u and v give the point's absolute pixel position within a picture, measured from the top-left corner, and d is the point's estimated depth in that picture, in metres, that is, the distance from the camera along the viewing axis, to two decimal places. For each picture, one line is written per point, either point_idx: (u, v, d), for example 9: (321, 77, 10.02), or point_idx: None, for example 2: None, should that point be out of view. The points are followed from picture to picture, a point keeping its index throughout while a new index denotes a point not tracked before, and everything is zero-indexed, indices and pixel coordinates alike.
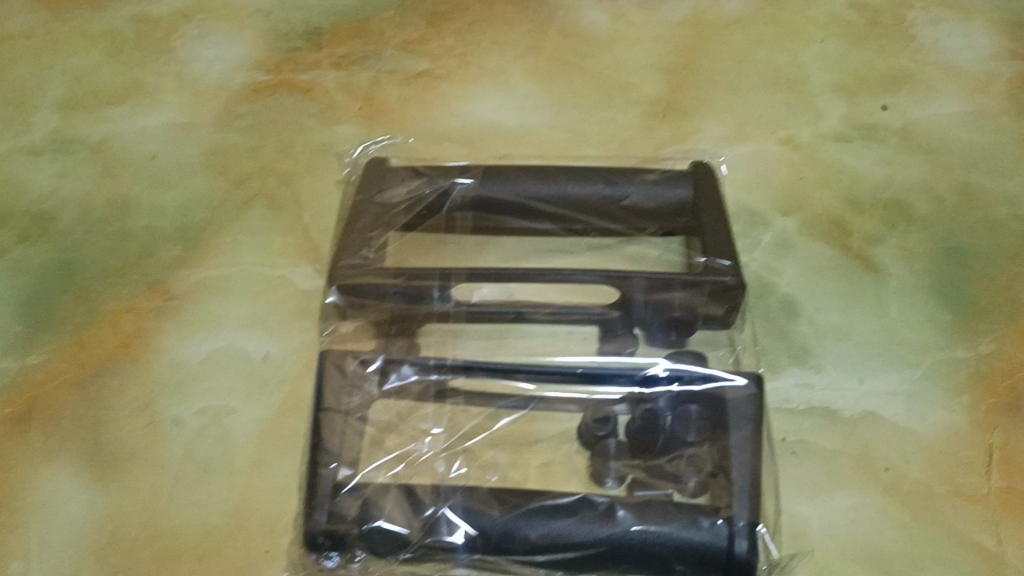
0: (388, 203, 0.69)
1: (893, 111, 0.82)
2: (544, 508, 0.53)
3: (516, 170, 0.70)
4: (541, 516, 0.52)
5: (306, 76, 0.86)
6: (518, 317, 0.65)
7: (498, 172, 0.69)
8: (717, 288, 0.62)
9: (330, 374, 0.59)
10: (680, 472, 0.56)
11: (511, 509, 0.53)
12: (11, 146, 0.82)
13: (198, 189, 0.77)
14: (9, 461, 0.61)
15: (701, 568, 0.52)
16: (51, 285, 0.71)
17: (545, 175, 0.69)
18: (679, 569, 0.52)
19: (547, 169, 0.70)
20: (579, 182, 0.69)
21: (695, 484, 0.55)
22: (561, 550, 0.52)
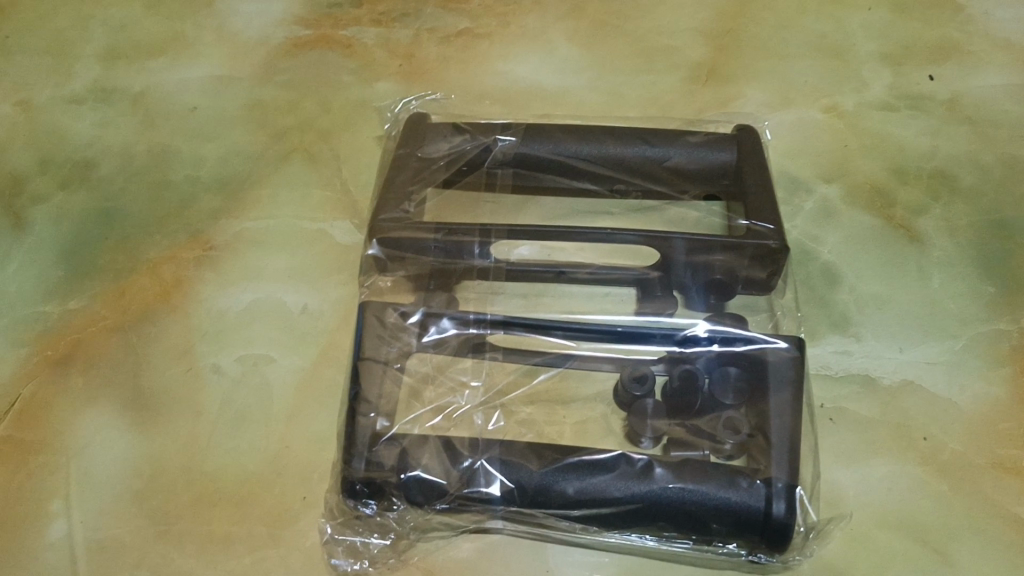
0: (429, 159, 0.69)
1: (940, 81, 0.81)
2: (581, 464, 0.53)
3: (558, 128, 0.70)
4: (578, 471, 0.53)
5: (346, 32, 0.86)
6: (558, 275, 0.64)
7: (540, 130, 0.69)
8: (759, 252, 0.61)
9: (370, 325, 0.59)
10: (717, 432, 0.55)
11: (549, 463, 0.53)
12: (53, 95, 0.82)
13: (237, 142, 0.77)
14: (50, 402, 0.62)
15: (738, 528, 0.51)
16: (93, 232, 0.71)
17: (587, 135, 0.69)
18: (715, 529, 0.51)
19: (589, 128, 0.70)
20: (621, 142, 0.68)
21: (732, 445, 0.55)
22: (598, 505, 0.52)
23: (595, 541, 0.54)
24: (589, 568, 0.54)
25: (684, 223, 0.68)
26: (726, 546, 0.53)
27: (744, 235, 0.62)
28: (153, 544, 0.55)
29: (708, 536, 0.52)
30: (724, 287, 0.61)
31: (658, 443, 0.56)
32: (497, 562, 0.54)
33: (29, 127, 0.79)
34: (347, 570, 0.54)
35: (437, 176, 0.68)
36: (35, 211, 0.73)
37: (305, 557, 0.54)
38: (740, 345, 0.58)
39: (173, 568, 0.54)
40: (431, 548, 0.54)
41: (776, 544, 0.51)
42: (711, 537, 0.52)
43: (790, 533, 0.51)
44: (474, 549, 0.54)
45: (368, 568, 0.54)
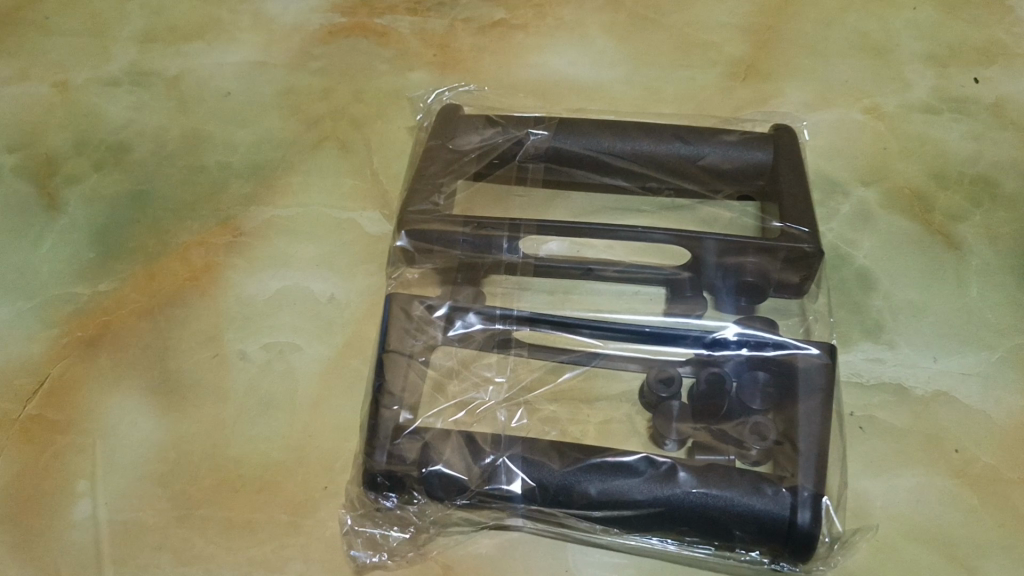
0: (461, 152, 0.68)
1: (985, 84, 0.79)
2: (604, 466, 0.52)
3: (592, 123, 0.69)
4: (600, 472, 0.52)
5: (381, 21, 0.86)
6: (588, 274, 0.64)
7: (573, 125, 0.69)
8: (793, 255, 0.60)
9: (395, 320, 0.59)
10: (743, 437, 0.54)
11: (572, 463, 0.53)
12: (90, 76, 0.83)
13: (271, 128, 0.77)
14: (78, 382, 0.63)
15: (762, 537, 0.50)
16: (125, 215, 0.72)
17: (621, 131, 0.68)
18: (738, 536, 0.50)
19: (623, 124, 0.69)
20: (656, 139, 0.67)
21: (758, 451, 0.54)
22: (619, 507, 0.51)
23: (615, 543, 0.53)
24: (608, 568, 0.53)
25: (718, 221, 0.67)
26: (748, 553, 0.52)
27: (777, 239, 0.61)
28: (175, 528, 0.55)
29: (730, 542, 0.51)
30: (755, 288, 0.60)
31: (684, 447, 0.56)
32: (515, 559, 0.53)
33: (66, 107, 0.80)
34: (367, 563, 0.53)
35: (468, 168, 0.68)
36: (69, 192, 0.74)
37: (323, 546, 0.54)
38: (769, 350, 0.57)
39: (194, 552, 0.54)
40: (450, 543, 0.54)
41: (800, 553, 0.50)
42: (733, 543, 0.51)
43: (813, 544, 0.50)
44: (493, 545, 0.54)
45: (387, 560, 0.53)
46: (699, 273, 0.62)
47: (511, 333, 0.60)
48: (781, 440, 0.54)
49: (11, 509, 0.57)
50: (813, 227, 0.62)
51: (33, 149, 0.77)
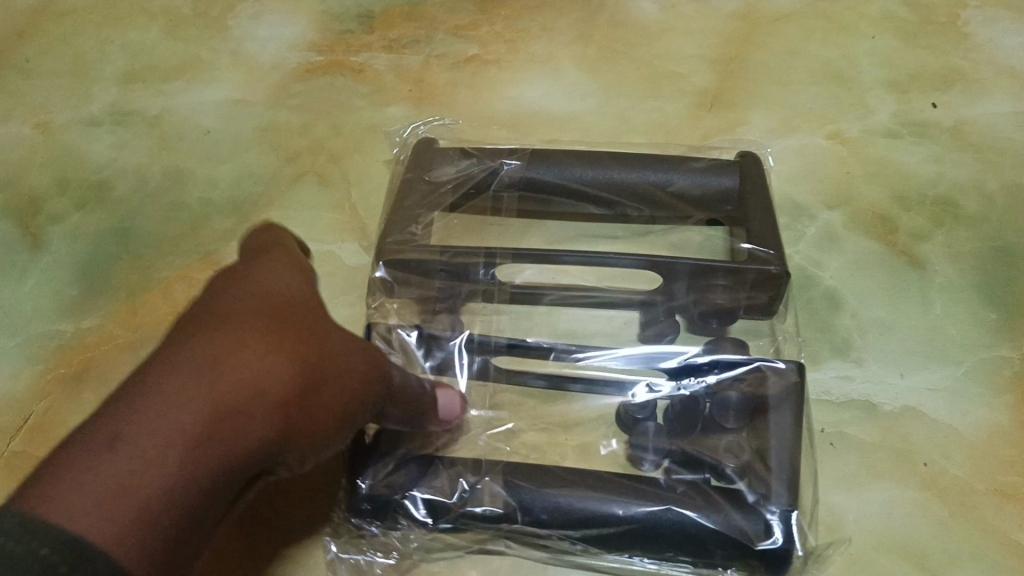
0: (438, 187, 0.70)
1: (944, 108, 0.82)
2: (583, 486, 0.54)
3: (564, 153, 0.71)
4: (579, 492, 0.53)
5: (358, 57, 0.87)
6: (568, 301, 0.66)
7: (546, 155, 0.71)
8: (760, 277, 0.62)
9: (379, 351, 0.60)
10: (717, 454, 0.56)
11: (551, 484, 0.54)
12: (71, 117, 0.84)
13: (251, 164, 0.79)
14: (63, 419, 0.63)
15: (739, 552, 0.52)
16: (108, 252, 0.73)
17: (593, 160, 0.70)
18: (716, 553, 0.52)
19: (596, 153, 0.71)
20: (626, 168, 0.69)
21: (734, 468, 0.55)
22: (602, 529, 0.52)
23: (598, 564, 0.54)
24: None
25: (692, 242, 0.70)
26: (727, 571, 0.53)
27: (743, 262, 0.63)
28: None
29: (709, 560, 0.52)
30: (726, 311, 0.62)
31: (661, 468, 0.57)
32: None
33: (48, 148, 0.81)
34: None
35: (444, 202, 0.70)
36: (52, 231, 0.75)
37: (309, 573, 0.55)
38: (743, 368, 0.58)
39: None
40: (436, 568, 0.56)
41: (775, 567, 0.52)
42: (712, 561, 0.52)
43: (788, 557, 0.51)
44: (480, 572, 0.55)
45: None
46: (670, 298, 0.63)
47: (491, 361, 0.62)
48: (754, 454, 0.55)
49: None
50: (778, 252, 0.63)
51: (16, 188, 0.78)
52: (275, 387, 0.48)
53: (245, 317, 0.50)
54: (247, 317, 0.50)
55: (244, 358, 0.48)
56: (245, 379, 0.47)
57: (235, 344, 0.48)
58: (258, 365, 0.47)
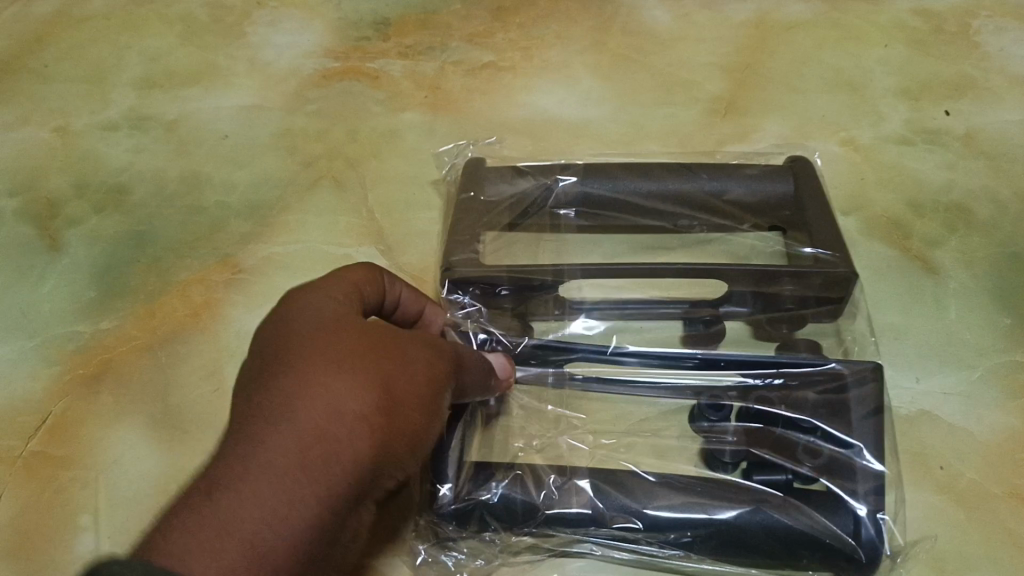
0: (495, 201, 0.70)
1: (956, 116, 0.82)
2: (669, 487, 0.54)
3: (618, 167, 0.72)
4: (666, 493, 0.54)
5: (373, 64, 0.88)
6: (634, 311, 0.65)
7: (599, 171, 0.72)
8: (827, 280, 0.61)
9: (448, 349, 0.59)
10: (797, 455, 0.56)
11: (637, 489, 0.55)
12: (89, 122, 0.85)
13: (268, 169, 0.79)
14: (81, 419, 0.64)
15: (827, 553, 0.51)
16: (126, 255, 0.74)
17: (647, 172, 0.70)
18: (803, 555, 0.52)
19: (648, 166, 0.72)
20: (681, 178, 0.70)
21: (811, 467, 0.55)
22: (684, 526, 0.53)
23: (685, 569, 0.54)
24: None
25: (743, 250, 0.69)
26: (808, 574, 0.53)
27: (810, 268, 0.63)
28: None
29: (796, 564, 0.52)
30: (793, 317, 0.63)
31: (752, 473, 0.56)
32: None
33: (67, 151, 0.82)
34: None
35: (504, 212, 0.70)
36: (70, 233, 0.76)
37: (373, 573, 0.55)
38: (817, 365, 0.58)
39: None
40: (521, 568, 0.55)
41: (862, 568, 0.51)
42: (801, 564, 0.52)
43: (877, 559, 0.52)
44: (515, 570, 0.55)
45: None
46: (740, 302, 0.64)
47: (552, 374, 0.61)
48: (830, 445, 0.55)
49: (16, 541, 0.58)
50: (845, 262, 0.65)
51: (35, 191, 0.79)
52: (359, 411, 0.43)
53: (333, 334, 0.46)
54: (342, 325, 0.47)
55: (332, 384, 0.43)
56: (340, 398, 0.43)
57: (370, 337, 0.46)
58: (398, 356, 0.46)
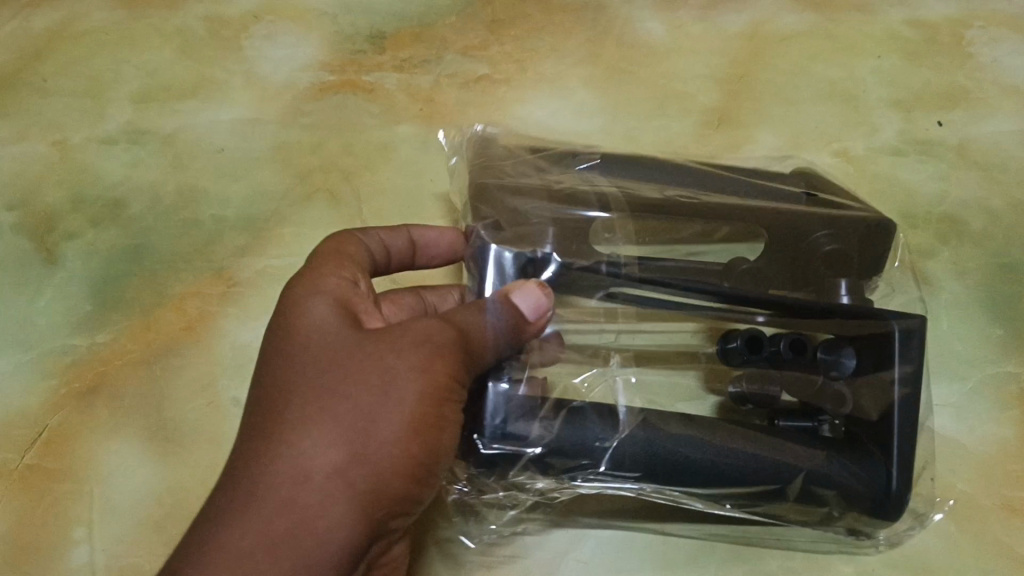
0: (517, 184, 0.65)
1: (949, 127, 0.82)
2: (722, 436, 0.56)
3: (635, 160, 0.72)
4: (719, 442, 0.56)
5: (369, 77, 0.87)
6: (665, 265, 0.63)
7: (619, 162, 0.71)
8: (852, 228, 0.65)
9: (484, 267, 0.58)
10: (821, 398, 0.59)
11: (689, 432, 0.56)
12: (86, 136, 0.85)
13: (265, 182, 0.80)
14: (77, 431, 0.67)
15: (852, 505, 0.56)
16: (122, 269, 0.75)
17: (666, 169, 0.71)
18: (827, 505, 0.57)
19: (664, 164, 0.72)
20: (699, 173, 0.70)
21: (830, 407, 0.59)
22: (725, 475, 0.55)
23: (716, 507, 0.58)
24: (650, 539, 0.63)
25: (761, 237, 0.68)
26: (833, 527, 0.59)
27: (834, 246, 0.65)
28: None
29: (819, 511, 0.57)
30: (826, 288, 0.64)
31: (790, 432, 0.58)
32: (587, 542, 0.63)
33: (64, 166, 0.82)
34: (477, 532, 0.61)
35: (530, 195, 0.64)
36: (68, 247, 0.77)
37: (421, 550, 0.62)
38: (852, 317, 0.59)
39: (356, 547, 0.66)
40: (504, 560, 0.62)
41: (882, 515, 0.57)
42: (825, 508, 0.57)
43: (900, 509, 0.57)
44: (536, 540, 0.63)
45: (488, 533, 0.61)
46: (771, 268, 0.65)
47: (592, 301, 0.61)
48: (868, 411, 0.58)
49: (20, 546, 0.63)
50: (881, 234, 0.65)
51: (34, 206, 0.80)
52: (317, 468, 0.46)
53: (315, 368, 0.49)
54: (321, 354, 0.49)
55: (302, 437, 0.47)
56: (325, 447, 0.47)
57: (338, 390, 0.48)
58: (363, 404, 0.47)
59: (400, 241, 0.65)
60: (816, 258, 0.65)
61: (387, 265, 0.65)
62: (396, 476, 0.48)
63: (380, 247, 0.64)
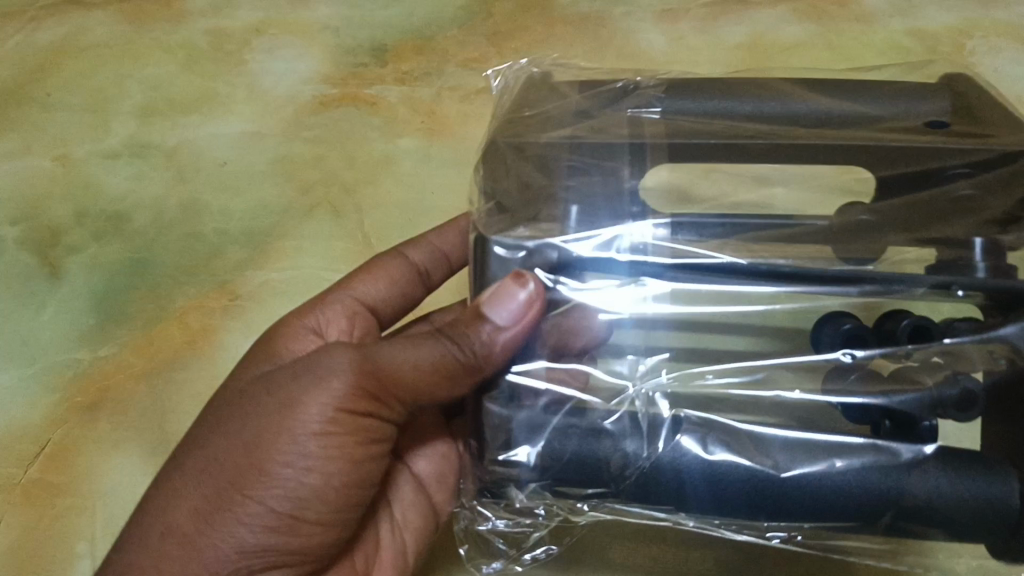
0: (548, 138, 0.53)
1: None
2: (809, 445, 0.44)
3: (711, 85, 0.58)
4: (807, 453, 0.44)
5: (371, 90, 0.87)
6: (721, 225, 0.50)
7: (693, 89, 0.57)
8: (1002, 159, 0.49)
9: (489, 260, 0.47)
10: (940, 406, 0.43)
11: (774, 449, 0.44)
12: (90, 150, 0.85)
13: (267, 196, 0.80)
14: (80, 446, 0.68)
15: (982, 529, 0.42)
16: (125, 283, 0.75)
17: (759, 94, 0.56)
18: (944, 532, 0.43)
19: (755, 86, 0.57)
20: (800, 96, 0.56)
21: (962, 412, 0.43)
22: (813, 508, 0.43)
23: (817, 535, 0.47)
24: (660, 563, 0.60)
25: (840, 181, 0.56)
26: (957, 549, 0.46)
27: (968, 189, 0.49)
28: None
29: (939, 536, 0.43)
30: (955, 246, 0.47)
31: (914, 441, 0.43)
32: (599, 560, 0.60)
33: (67, 181, 0.83)
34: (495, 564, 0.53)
35: (555, 154, 0.52)
36: (71, 261, 0.77)
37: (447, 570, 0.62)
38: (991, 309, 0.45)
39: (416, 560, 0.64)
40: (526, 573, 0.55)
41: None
42: (947, 536, 0.43)
43: None
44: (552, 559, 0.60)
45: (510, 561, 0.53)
46: (884, 214, 0.49)
47: (625, 287, 0.46)
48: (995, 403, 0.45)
49: (22, 560, 0.64)
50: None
51: (37, 220, 0.80)
52: (177, 509, 0.49)
53: (228, 406, 0.52)
54: (237, 395, 0.53)
55: (177, 479, 0.50)
56: (170, 500, 0.49)
57: (198, 442, 0.51)
58: (211, 453, 0.50)
59: (453, 242, 0.66)
60: (941, 198, 0.49)
61: (445, 271, 0.67)
62: (240, 523, 0.48)
63: (429, 257, 0.66)
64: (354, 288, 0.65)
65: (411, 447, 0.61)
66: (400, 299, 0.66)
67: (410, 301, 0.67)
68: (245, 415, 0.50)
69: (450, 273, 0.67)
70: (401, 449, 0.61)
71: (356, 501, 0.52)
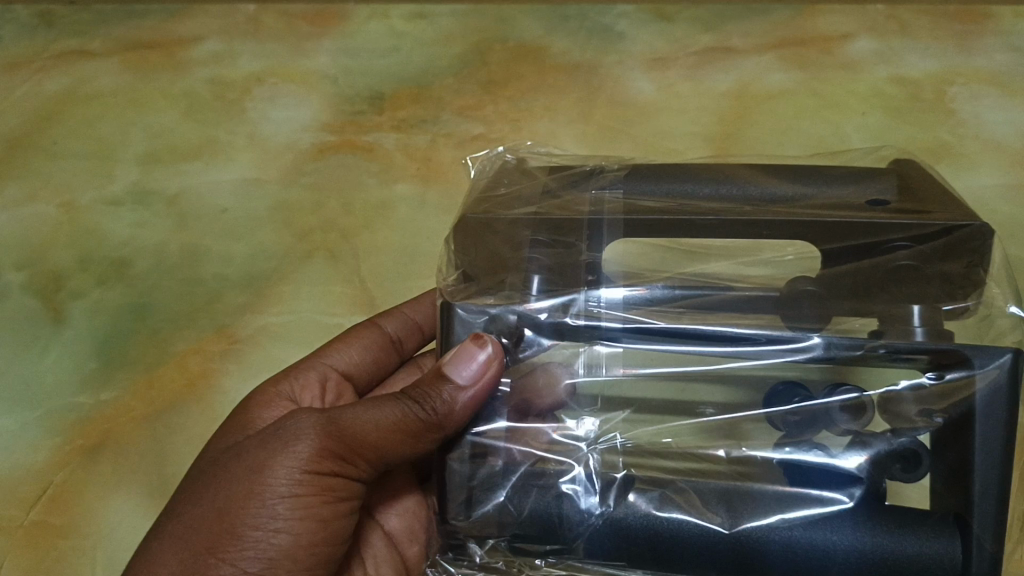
0: (513, 215, 0.53)
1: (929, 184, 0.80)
2: (769, 494, 0.44)
3: (666, 170, 0.58)
4: (763, 505, 0.44)
5: (368, 137, 0.90)
6: (674, 292, 0.49)
7: (645, 174, 0.57)
8: (949, 235, 0.47)
9: (454, 325, 0.48)
10: (884, 463, 0.43)
11: (724, 503, 0.44)
12: (94, 197, 0.87)
13: (265, 241, 0.82)
14: (79, 488, 0.69)
15: None
16: (127, 328, 0.77)
17: (712, 180, 0.56)
18: None
19: (705, 173, 0.57)
20: (750, 182, 0.55)
21: (900, 469, 0.43)
22: (765, 559, 0.42)
23: None
24: None
25: (795, 257, 0.55)
26: None
27: (909, 254, 0.48)
28: None
29: None
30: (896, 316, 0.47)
31: (852, 492, 0.43)
32: None
33: (71, 227, 0.85)
34: None
35: (517, 233, 0.51)
36: (74, 306, 0.79)
37: None
38: (932, 373, 0.43)
39: None
40: None
41: None
42: None
43: None
44: None
45: None
46: (829, 285, 0.49)
47: (581, 352, 0.47)
48: (939, 448, 0.44)
49: None
50: (968, 253, 0.47)
51: (41, 266, 0.82)
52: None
53: (200, 475, 0.51)
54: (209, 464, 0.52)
55: (149, 549, 0.48)
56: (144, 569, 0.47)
57: (172, 514, 0.49)
58: (182, 522, 0.48)
59: (424, 311, 0.70)
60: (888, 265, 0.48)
61: (416, 339, 0.70)
62: None
63: (401, 325, 0.69)
64: (328, 356, 0.67)
65: (383, 504, 0.61)
66: (371, 364, 0.68)
67: (385, 367, 0.69)
68: (217, 479, 0.49)
69: (423, 341, 0.71)
70: (370, 504, 0.60)
71: (329, 558, 0.50)
